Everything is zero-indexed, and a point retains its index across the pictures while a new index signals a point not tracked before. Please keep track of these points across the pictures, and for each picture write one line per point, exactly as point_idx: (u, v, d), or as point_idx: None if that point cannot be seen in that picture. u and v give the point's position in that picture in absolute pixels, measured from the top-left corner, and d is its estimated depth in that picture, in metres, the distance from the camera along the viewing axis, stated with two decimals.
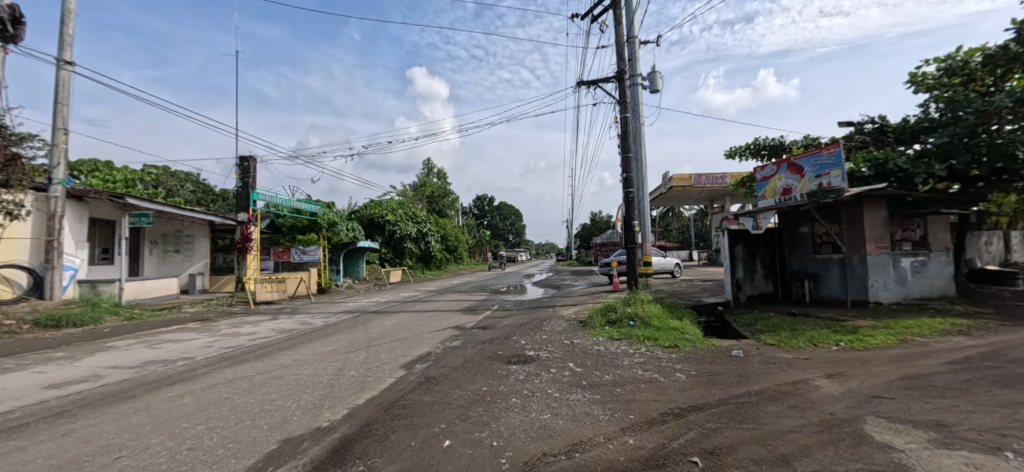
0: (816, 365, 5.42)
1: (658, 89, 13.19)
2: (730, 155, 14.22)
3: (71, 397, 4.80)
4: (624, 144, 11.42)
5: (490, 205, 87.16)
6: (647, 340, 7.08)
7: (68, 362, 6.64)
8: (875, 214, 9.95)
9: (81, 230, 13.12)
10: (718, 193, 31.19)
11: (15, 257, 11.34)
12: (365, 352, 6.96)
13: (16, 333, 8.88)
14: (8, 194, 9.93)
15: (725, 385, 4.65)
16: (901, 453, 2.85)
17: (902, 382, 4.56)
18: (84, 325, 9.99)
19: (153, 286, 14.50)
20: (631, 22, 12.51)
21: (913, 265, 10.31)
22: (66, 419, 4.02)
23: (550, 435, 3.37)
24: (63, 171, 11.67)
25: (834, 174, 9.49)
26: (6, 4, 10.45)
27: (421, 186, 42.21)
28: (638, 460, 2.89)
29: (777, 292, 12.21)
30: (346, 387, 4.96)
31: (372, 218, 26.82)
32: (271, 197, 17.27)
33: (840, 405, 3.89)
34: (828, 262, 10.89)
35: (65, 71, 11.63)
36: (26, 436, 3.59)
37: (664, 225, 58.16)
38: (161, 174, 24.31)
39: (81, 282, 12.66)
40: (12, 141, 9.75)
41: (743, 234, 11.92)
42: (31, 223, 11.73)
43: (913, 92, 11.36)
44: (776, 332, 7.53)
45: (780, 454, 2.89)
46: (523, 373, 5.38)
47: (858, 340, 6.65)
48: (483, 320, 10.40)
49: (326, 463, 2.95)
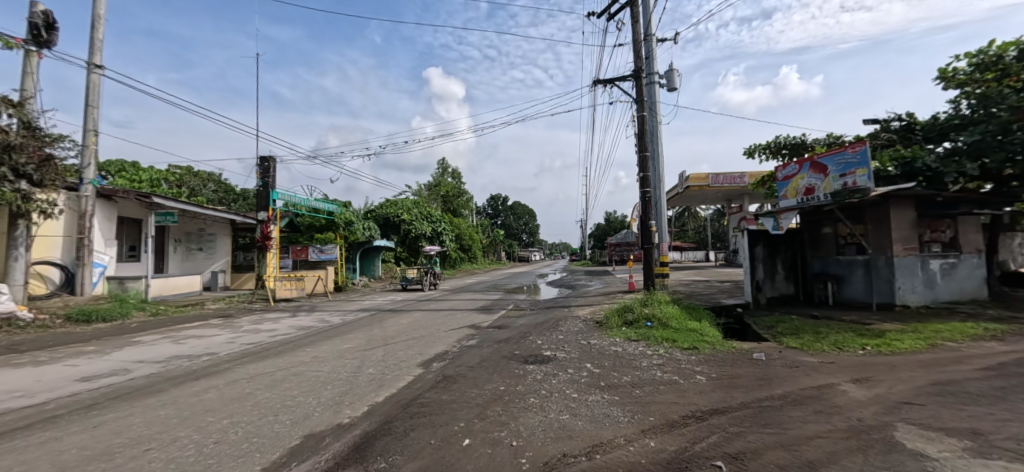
0: (841, 370, 5.28)
1: (674, 86, 13.10)
2: (749, 154, 13.93)
3: (102, 390, 4.95)
4: (641, 143, 11.30)
5: (503, 205, 87.20)
6: (666, 341, 6.97)
7: (99, 356, 6.86)
8: (903, 214, 9.66)
9: (110, 228, 13.54)
10: (736, 192, 30.62)
11: (50, 254, 11.83)
12: (382, 350, 7.02)
13: (48, 328, 9.21)
14: (42, 194, 10.25)
15: (748, 388, 4.56)
16: (934, 462, 2.76)
17: (933, 388, 4.42)
18: (112, 320, 10.29)
19: (177, 283, 14.91)
20: (649, 21, 12.46)
21: (943, 267, 9.96)
22: (98, 411, 4.15)
23: (569, 435, 3.35)
24: (94, 171, 12.00)
25: (859, 173, 9.20)
26: (40, 11, 10.89)
27: (436, 186, 42.59)
28: (659, 463, 2.85)
29: (798, 294, 11.95)
30: (363, 385, 4.98)
31: (388, 218, 27.11)
32: (289, 196, 17.53)
33: (868, 412, 3.78)
34: (852, 264, 10.62)
35: (95, 75, 12.00)
36: (61, 427, 3.71)
37: (679, 225, 57.49)
38: (184, 174, 24.98)
39: (109, 279, 13.07)
40: (46, 142, 10.01)
41: (763, 234, 11.71)
42: (64, 221, 12.16)
43: (943, 88, 10.97)
44: (798, 335, 7.35)
45: (807, 460, 2.82)
46: (540, 373, 5.37)
47: (885, 344, 6.46)
48: (499, 319, 10.40)
49: (347, 459, 2.98)
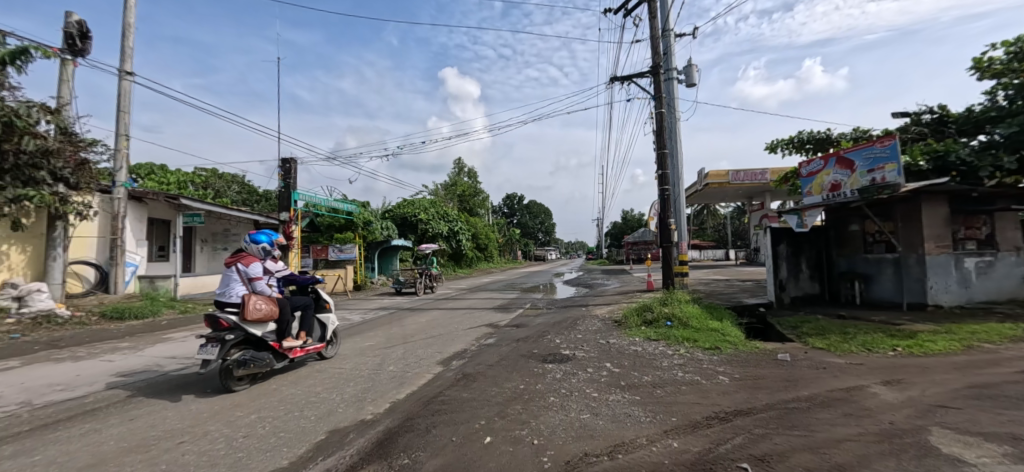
0: (871, 371, 5.13)
1: (693, 82, 12.90)
2: (771, 149, 13.62)
3: (136, 384, 5.14)
4: (660, 140, 11.14)
5: (519, 204, 87.23)
6: (687, 341, 6.86)
7: (132, 352, 7.11)
8: (935, 210, 9.31)
9: (141, 229, 14.03)
10: (757, 189, 29.98)
11: (86, 254, 12.34)
12: (401, 348, 7.10)
13: (84, 325, 9.59)
14: (78, 196, 10.73)
15: (773, 390, 4.47)
16: (973, 468, 2.65)
17: (970, 391, 4.25)
18: (143, 317, 10.66)
19: (204, 282, 15.35)
20: (667, 17, 12.30)
21: (979, 266, 9.57)
22: (133, 405, 4.32)
23: (591, 435, 3.34)
24: (125, 174, 12.39)
25: (889, 168, 8.90)
26: (75, 21, 11.35)
27: (452, 186, 42.83)
28: (683, 464, 2.81)
29: (823, 293, 11.66)
30: (385, 383, 5.05)
31: (406, 218, 27.38)
32: (310, 197, 17.85)
33: (900, 415, 3.66)
34: (881, 262, 10.30)
35: (126, 81, 12.44)
36: (99, 420, 3.87)
37: (698, 223, 56.55)
38: (209, 176, 25.69)
39: (141, 278, 13.53)
40: (81, 147, 10.45)
41: (787, 233, 11.44)
42: (99, 223, 12.66)
43: (978, 79, 10.51)
44: (824, 336, 7.16)
45: (837, 463, 2.75)
46: (559, 372, 5.35)
47: (917, 345, 6.24)
48: (516, 318, 10.39)
49: (371, 455, 3.03)
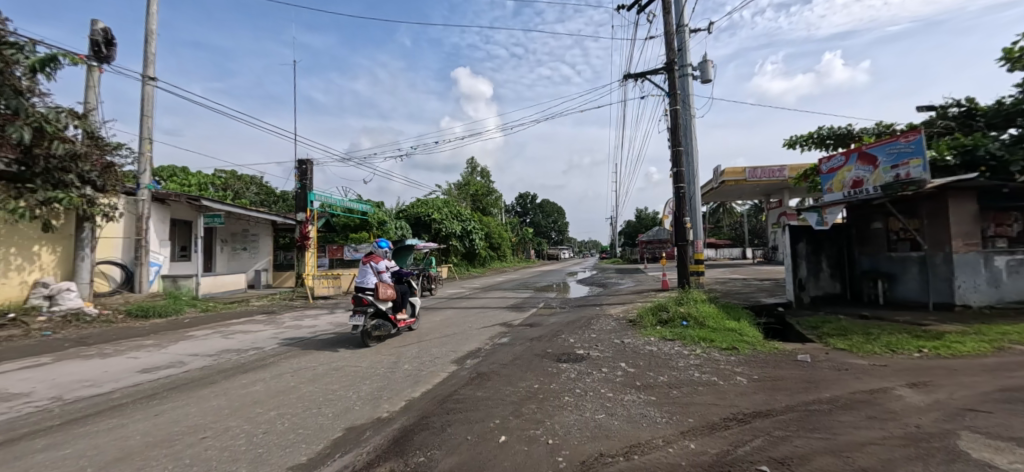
0: (896, 373, 4.98)
1: (709, 78, 12.70)
2: (790, 145, 13.33)
3: (160, 381, 5.28)
4: (675, 137, 11.00)
5: (532, 203, 87.07)
6: (703, 341, 6.76)
7: (156, 349, 7.31)
8: (964, 207, 9.00)
9: (163, 230, 14.39)
10: (775, 186, 29.37)
11: (112, 254, 12.72)
12: (416, 347, 7.15)
13: (111, 323, 9.89)
14: (104, 198, 11.08)
15: (793, 391, 4.38)
16: None
17: (1000, 395, 4.10)
18: (166, 316, 10.94)
19: (224, 281, 15.68)
20: (681, 12, 12.13)
21: (1010, 264, 9.21)
22: (158, 401, 4.44)
23: (606, 435, 3.31)
24: (149, 176, 12.73)
25: (913, 163, 8.63)
26: (100, 28, 11.69)
27: (466, 186, 42.94)
28: (700, 466, 2.78)
29: (845, 293, 11.37)
30: (400, 381, 5.09)
31: (420, 217, 27.55)
32: (326, 197, 18.08)
33: (926, 418, 3.56)
34: (906, 261, 10.00)
35: (149, 86, 12.77)
36: (126, 415, 3.98)
37: (715, 222, 55.63)
38: (228, 178, 26.23)
39: (164, 278, 13.89)
40: (107, 150, 10.79)
41: (806, 231, 11.20)
42: (124, 224, 13.03)
43: (1009, 70, 10.11)
44: (847, 336, 6.98)
45: (860, 467, 2.69)
46: (574, 372, 5.32)
47: (945, 346, 6.05)
48: (529, 317, 10.36)
49: (387, 452, 3.06)
